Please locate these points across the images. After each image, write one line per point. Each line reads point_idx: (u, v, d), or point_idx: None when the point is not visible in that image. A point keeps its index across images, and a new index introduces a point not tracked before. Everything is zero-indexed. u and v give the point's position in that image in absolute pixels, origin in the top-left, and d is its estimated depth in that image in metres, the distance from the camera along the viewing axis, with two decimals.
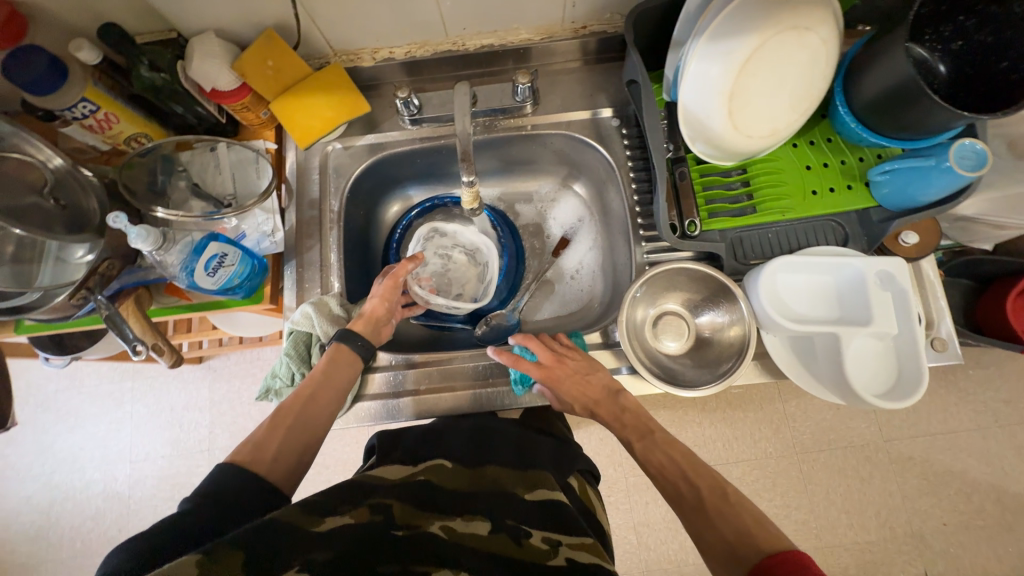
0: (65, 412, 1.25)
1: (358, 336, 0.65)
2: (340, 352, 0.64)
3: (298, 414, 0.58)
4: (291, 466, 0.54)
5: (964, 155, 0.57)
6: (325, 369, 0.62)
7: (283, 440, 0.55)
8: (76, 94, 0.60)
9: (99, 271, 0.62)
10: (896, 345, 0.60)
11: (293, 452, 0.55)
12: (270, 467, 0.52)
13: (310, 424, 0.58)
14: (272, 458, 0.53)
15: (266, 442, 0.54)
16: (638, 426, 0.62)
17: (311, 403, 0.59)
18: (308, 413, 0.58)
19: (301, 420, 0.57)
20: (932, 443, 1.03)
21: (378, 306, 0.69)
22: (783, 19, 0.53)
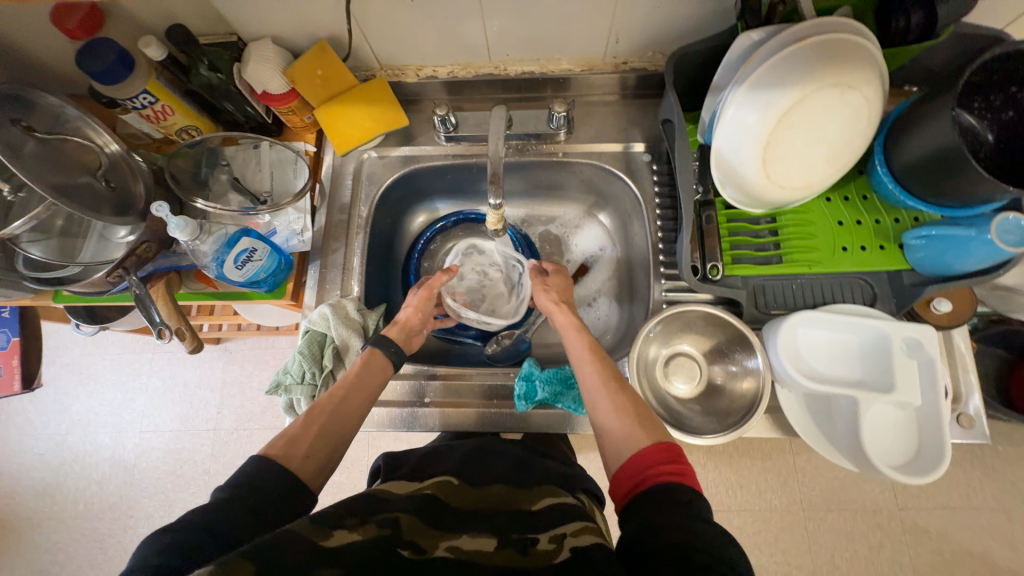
0: (86, 376, 1.30)
1: (392, 343, 0.66)
2: (373, 356, 0.64)
3: (333, 413, 0.56)
4: (321, 467, 0.53)
5: (1008, 230, 0.54)
6: (358, 372, 0.61)
7: (314, 440, 0.53)
8: (138, 86, 0.63)
9: (137, 253, 0.64)
10: (919, 416, 0.58)
11: (325, 450, 0.54)
12: (302, 465, 0.51)
13: (342, 424, 0.56)
14: (303, 455, 0.52)
15: (301, 436, 0.53)
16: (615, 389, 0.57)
17: (340, 410, 0.57)
18: (341, 410, 0.57)
19: (336, 418, 0.56)
20: (952, 519, 0.97)
21: (412, 315, 0.71)
22: (827, 75, 0.53)
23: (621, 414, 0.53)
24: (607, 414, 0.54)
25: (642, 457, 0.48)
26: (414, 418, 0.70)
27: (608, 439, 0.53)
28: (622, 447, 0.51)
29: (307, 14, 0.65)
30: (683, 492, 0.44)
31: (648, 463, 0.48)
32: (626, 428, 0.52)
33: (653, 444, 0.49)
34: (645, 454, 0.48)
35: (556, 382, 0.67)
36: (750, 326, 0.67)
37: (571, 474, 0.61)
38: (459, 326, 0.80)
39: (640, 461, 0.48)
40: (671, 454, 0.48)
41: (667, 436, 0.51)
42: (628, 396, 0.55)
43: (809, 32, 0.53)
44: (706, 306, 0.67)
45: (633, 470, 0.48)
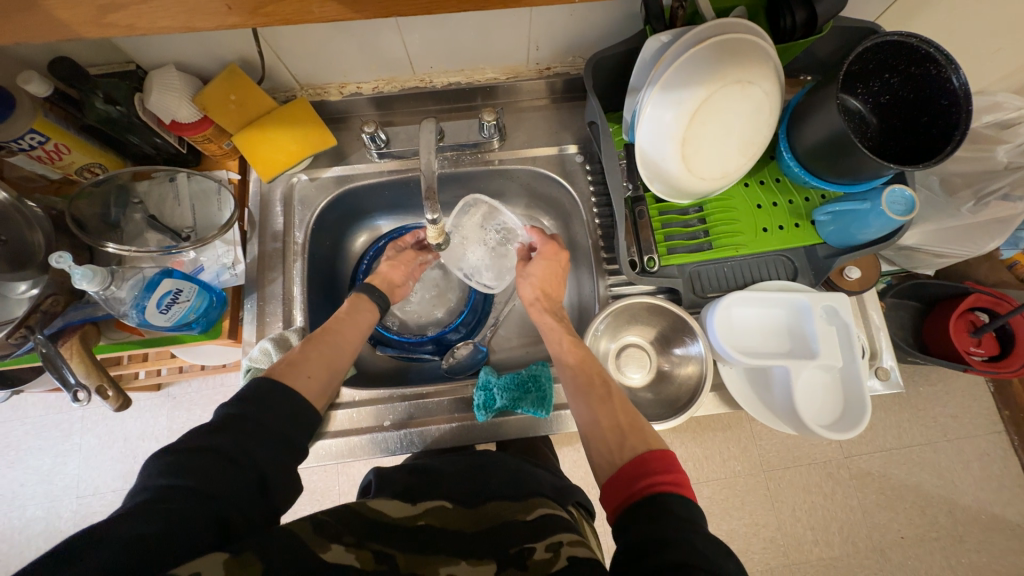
0: (5, 446, 1.17)
1: (375, 290, 0.71)
2: (360, 300, 0.69)
3: (328, 343, 0.61)
4: (324, 382, 0.57)
5: (895, 201, 0.61)
6: (347, 310, 0.67)
7: (313, 362, 0.57)
8: (23, 126, 0.57)
9: (42, 308, 0.59)
10: (842, 376, 0.63)
11: (322, 369, 0.58)
12: (305, 383, 0.55)
13: (340, 346, 0.62)
14: (305, 375, 0.55)
15: (299, 359, 0.57)
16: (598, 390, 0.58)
17: (336, 338, 0.62)
18: (333, 340, 0.61)
19: (331, 345, 0.61)
20: (889, 458, 1.07)
21: (393, 270, 0.76)
22: (728, 73, 0.57)
23: (611, 424, 0.54)
24: (596, 418, 0.55)
25: (640, 463, 0.48)
26: (376, 442, 0.68)
27: (596, 439, 0.54)
28: (615, 456, 0.51)
29: (212, 38, 0.62)
30: (679, 502, 0.44)
31: (643, 473, 0.47)
32: (615, 439, 0.52)
33: (646, 453, 0.49)
34: (639, 464, 0.48)
35: (513, 388, 0.68)
36: (690, 311, 0.71)
37: (563, 485, 0.62)
38: (414, 343, 0.80)
39: (632, 471, 0.48)
40: (665, 463, 0.47)
41: (659, 443, 0.51)
42: (615, 404, 0.56)
43: (711, 32, 0.56)
44: (649, 296, 0.70)
45: (628, 480, 0.47)
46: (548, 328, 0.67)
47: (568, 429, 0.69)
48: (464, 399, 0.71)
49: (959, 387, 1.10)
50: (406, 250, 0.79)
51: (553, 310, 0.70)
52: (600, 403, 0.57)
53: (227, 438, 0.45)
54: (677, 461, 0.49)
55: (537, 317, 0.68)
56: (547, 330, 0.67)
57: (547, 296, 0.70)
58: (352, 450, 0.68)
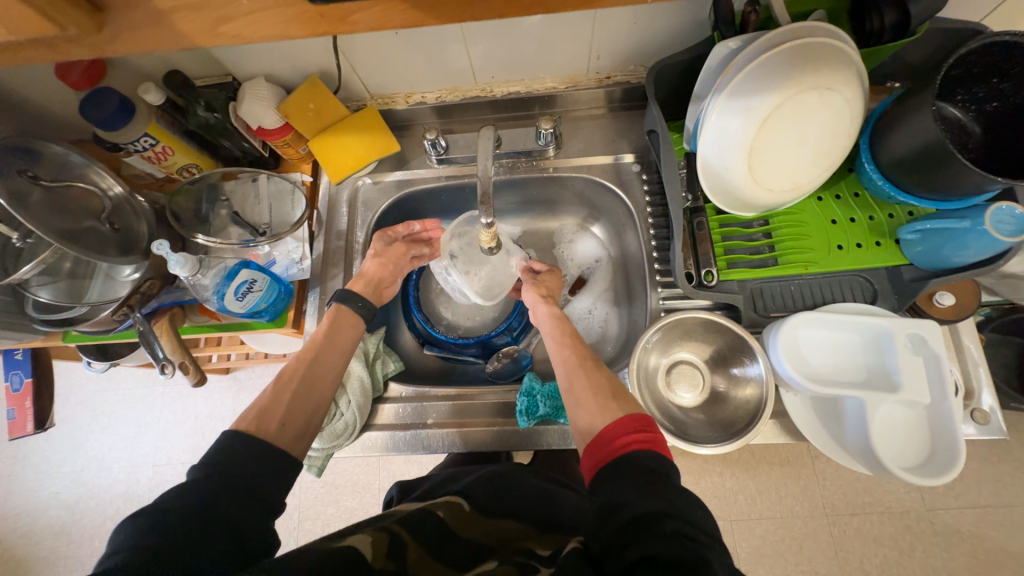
0: (99, 412, 1.32)
1: (360, 298, 0.68)
2: (342, 313, 0.67)
3: (301, 380, 0.59)
4: (301, 429, 0.56)
5: (1003, 220, 0.53)
6: (326, 332, 0.64)
7: (285, 407, 0.56)
8: (139, 130, 0.65)
9: (141, 290, 0.67)
10: (929, 415, 0.56)
11: (299, 417, 0.56)
12: (277, 432, 0.53)
13: (315, 384, 0.60)
14: (277, 425, 0.54)
15: (268, 411, 0.55)
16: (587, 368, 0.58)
17: (312, 373, 0.60)
18: (309, 372, 0.60)
19: (303, 386, 0.59)
20: (983, 517, 0.94)
21: (377, 267, 0.73)
22: (804, 79, 0.53)
23: (596, 393, 0.54)
24: (585, 393, 0.55)
25: (615, 426, 0.49)
26: (417, 440, 0.69)
27: (583, 416, 0.53)
28: (598, 423, 0.51)
29: (298, 52, 0.68)
30: (653, 457, 0.45)
31: (621, 431, 0.48)
32: (601, 407, 0.52)
33: (625, 415, 0.50)
34: (616, 426, 0.49)
35: (557, 397, 0.67)
36: (750, 331, 0.67)
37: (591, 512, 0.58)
38: (460, 345, 0.80)
39: (611, 430, 0.49)
40: (642, 423, 0.48)
41: (639, 408, 0.52)
42: (603, 375, 0.57)
43: (786, 36, 0.54)
44: (704, 312, 0.67)
45: (603, 442, 0.49)
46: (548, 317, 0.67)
47: None
48: (506, 404, 0.71)
49: None
50: (396, 243, 0.76)
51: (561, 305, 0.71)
52: (591, 380, 0.56)
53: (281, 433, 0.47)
54: (655, 423, 0.50)
55: (544, 309, 0.68)
56: (547, 322, 0.67)
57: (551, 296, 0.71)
58: (393, 446, 0.70)
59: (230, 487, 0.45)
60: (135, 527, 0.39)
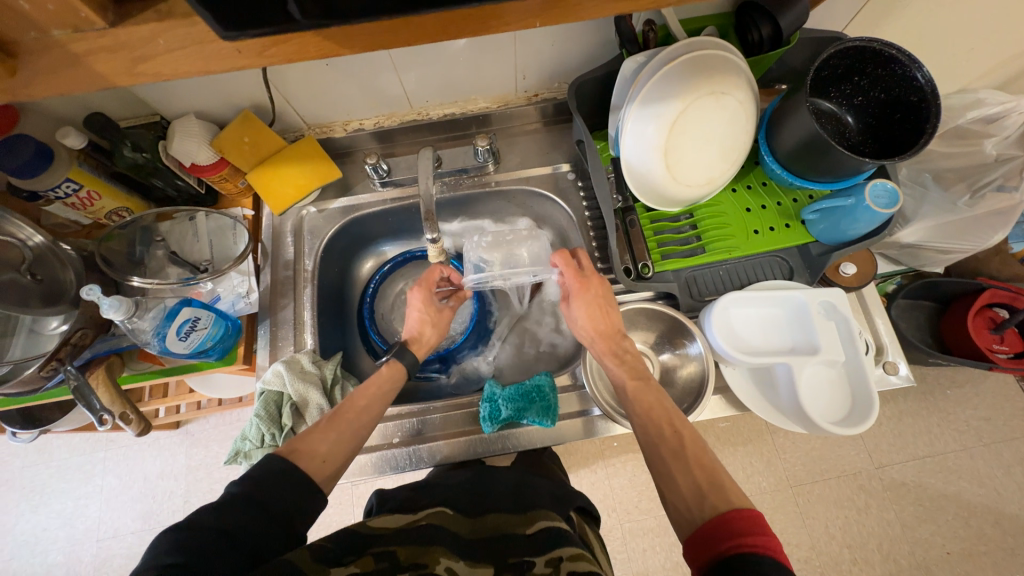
0: (29, 491, 1.20)
1: (409, 354, 0.68)
2: (393, 368, 0.66)
3: (348, 424, 0.58)
4: (337, 470, 0.55)
5: (878, 194, 0.62)
6: (379, 383, 0.63)
7: (331, 445, 0.55)
8: (60, 175, 0.63)
9: (71, 342, 0.63)
10: (847, 372, 0.63)
11: (339, 459, 0.55)
12: (317, 467, 0.53)
13: (357, 430, 0.59)
14: (320, 460, 0.54)
15: (309, 446, 0.54)
16: (671, 440, 0.52)
17: (350, 413, 0.59)
18: (357, 424, 0.59)
19: (353, 429, 0.58)
20: (924, 467, 1.03)
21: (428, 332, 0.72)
22: (701, 86, 0.60)
23: (686, 482, 0.48)
24: (669, 473, 0.50)
25: (722, 523, 0.42)
26: (385, 460, 0.69)
27: (673, 506, 0.48)
28: (693, 515, 0.45)
29: (230, 88, 0.68)
30: (770, 566, 0.37)
31: (726, 532, 0.41)
32: (692, 500, 0.46)
33: (731, 512, 0.43)
34: (722, 523, 0.42)
35: (519, 399, 0.68)
36: (688, 315, 0.72)
37: (564, 492, 0.61)
38: (422, 363, 0.81)
39: (713, 531, 0.42)
40: (753, 524, 0.41)
41: (748, 501, 0.44)
42: (692, 459, 0.50)
43: (682, 50, 0.60)
44: (646, 302, 0.72)
45: (710, 540, 0.42)
46: (617, 367, 0.61)
47: (572, 437, 0.70)
48: (473, 412, 0.72)
49: (988, 388, 1.08)
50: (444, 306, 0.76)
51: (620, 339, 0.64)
52: (676, 457, 0.51)
53: None
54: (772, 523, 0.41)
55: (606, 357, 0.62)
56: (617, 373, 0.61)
57: (606, 333, 0.64)
58: (360, 469, 0.69)
59: (209, 524, 0.43)
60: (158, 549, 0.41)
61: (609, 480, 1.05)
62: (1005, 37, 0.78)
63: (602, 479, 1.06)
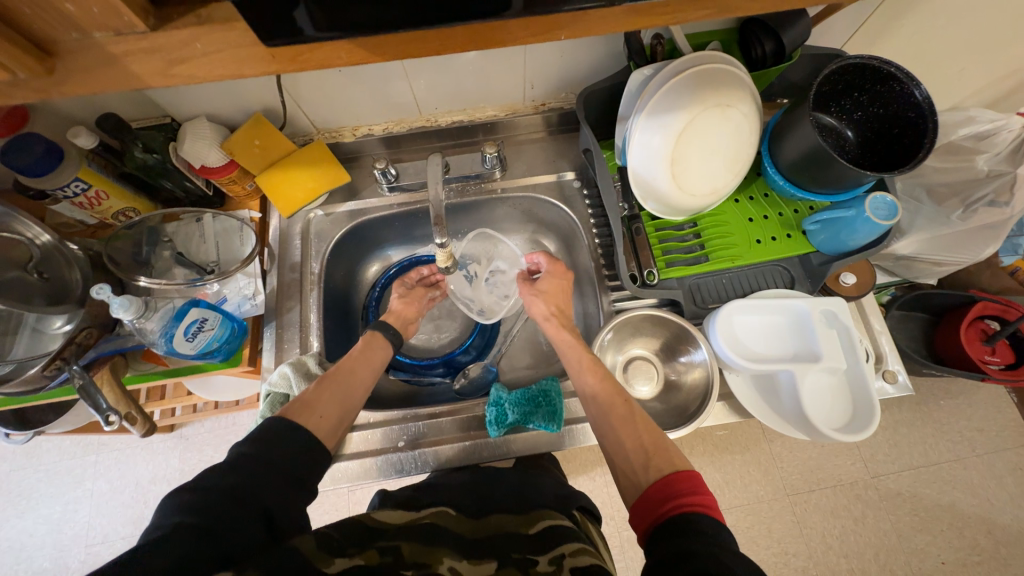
0: (17, 495, 1.17)
1: (390, 327, 0.73)
2: (374, 338, 0.70)
3: (339, 381, 0.60)
4: (335, 424, 0.57)
5: (879, 207, 0.64)
6: (361, 350, 0.67)
7: (327, 400, 0.58)
8: (70, 174, 0.63)
9: (76, 341, 0.62)
10: (848, 379, 0.64)
11: (336, 411, 0.58)
12: (318, 423, 0.55)
13: (347, 398, 0.60)
14: (320, 415, 0.56)
15: (314, 400, 0.57)
16: (619, 409, 0.59)
17: (346, 380, 0.61)
18: (346, 377, 0.62)
19: (347, 383, 0.61)
20: (918, 477, 1.04)
21: (406, 308, 0.79)
22: (708, 98, 0.61)
23: (635, 445, 0.54)
24: (620, 443, 0.56)
25: (667, 487, 0.47)
26: (390, 464, 0.69)
27: (624, 466, 0.54)
28: (641, 477, 0.51)
29: (244, 92, 0.69)
30: (706, 523, 0.43)
31: (669, 494, 0.47)
32: (641, 459, 0.53)
33: (672, 473, 0.49)
34: (666, 484, 0.48)
35: (524, 403, 0.69)
36: (691, 322, 0.73)
37: (566, 492, 0.61)
38: (426, 366, 0.81)
39: (657, 492, 0.48)
40: (690, 483, 0.47)
41: (688, 465, 0.51)
42: (638, 422, 0.57)
43: (688, 64, 0.62)
44: (650, 308, 0.73)
45: (656, 501, 0.47)
46: (566, 344, 0.69)
47: (578, 443, 0.70)
48: (478, 417, 0.72)
49: (980, 399, 1.09)
50: (415, 287, 0.83)
51: (569, 324, 0.72)
52: (623, 423, 0.58)
53: (251, 473, 0.45)
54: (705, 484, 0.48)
55: (554, 332, 0.70)
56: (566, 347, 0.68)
57: (558, 313, 0.72)
58: (364, 473, 0.68)
59: None
60: (176, 504, 0.41)
61: (609, 488, 1.04)
62: (996, 58, 0.81)
63: (601, 487, 1.05)
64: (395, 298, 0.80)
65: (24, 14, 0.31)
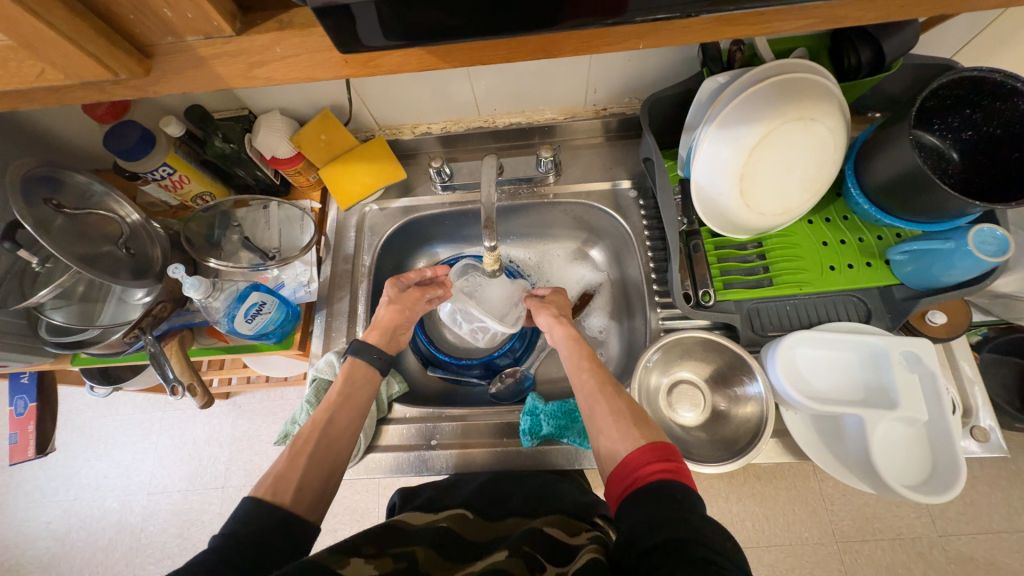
0: (96, 439, 1.31)
1: (374, 349, 0.67)
2: (356, 368, 0.65)
3: (318, 443, 0.56)
4: (317, 494, 0.52)
5: (985, 240, 0.56)
6: (342, 391, 0.62)
7: (304, 470, 0.53)
8: (158, 160, 0.68)
9: (153, 313, 0.68)
10: (928, 431, 0.57)
11: (319, 476, 0.53)
12: (296, 497, 0.50)
13: (330, 453, 0.56)
14: (297, 489, 0.51)
15: (287, 474, 0.52)
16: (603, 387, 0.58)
17: (329, 431, 0.58)
18: (325, 436, 0.57)
19: (322, 447, 0.56)
20: (998, 543, 0.92)
21: (394, 314, 0.72)
22: (789, 110, 0.56)
23: (616, 420, 0.52)
24: (604, 416, 0.54)
25: (639, 455, 0.47)
26: (420, 460, 0.69)
27: (605, 441, 0.52)
28: (619, 448, 0.50)
29: (314, 88, 0.72)
30: (677, 488, 0.42)
31: (644, 462, 0.46)
32: (621, 433, 0.51)
33: (646, 444, 0.48)
34: (644, 453, 0.47)
35: (560, 417, 0.68)
36: (747, 349, 0.68)
37: (587, 499, 0.58)
38: (463, 366, 0.81)
39: (632, 459, 0.47)
40: (663, 452, 0.46)
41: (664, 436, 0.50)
42: (623, 401, 0.55)
43: (769, 72, 0.57)
44: (702, 332, 0.69)
45: (630, 468, 0.46)
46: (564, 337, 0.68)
47: None
48: (510, 423, 0.71)
49: None
50: (409, 289, 0.75)
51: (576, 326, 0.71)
52: (608, 399, 0.55)
53: None
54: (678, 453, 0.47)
55: (558, 331, 0.69)
56: (564, 343, 0.67)
57: (564, 316, 0.72)
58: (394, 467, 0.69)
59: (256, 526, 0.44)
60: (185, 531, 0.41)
61: None
62: None
63: None
64: (384, 305, 0.72)
65: (130, 20, 0.33)
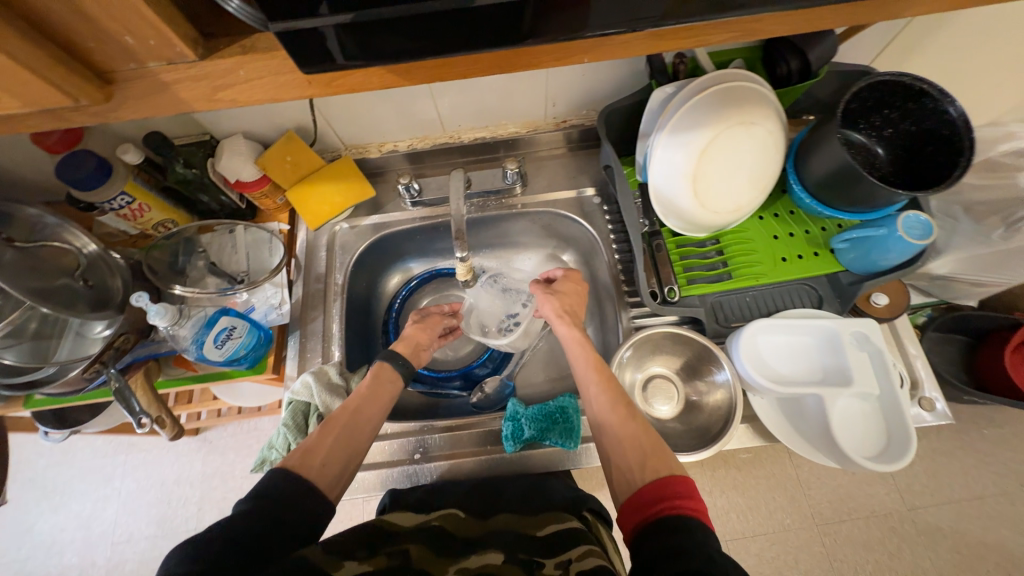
0: (51, 491, 1.22)
1: (399, 357, 0.68)
2: (383, 371, 0.66)
3: (342, 424, 0.57)
4: (337, 475, 0.54)
5: (912, 226, 0.62)
6: (370, 387, 0.63)
7: (330, 449, 0.55)
8: (117, 188, 0.67)
9: (115, 345, 0.65)
10: (882, 405, 0.61)
11: (338, 465, 0.54)
12: (321, 471, 0.52)
13: (354, 439, 0.57)
14: (321, 464, 0.53)
15: (314, 449, 0.54)
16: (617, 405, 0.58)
17: (354, 419, 0.59)
18: (352, 421, 0.58)
19: (347, 432, 0.57)
20: (959, 510, 0.98)
21: (419, 333, 0.76)
22: (732, 115, 0.61)
23: (630, 447, 0.54)
24: (614, 441, 0.55)
25: (659, 487, 0.47)
26: (404, 475, 0.69)
27: (620, 470, 0.53)
28: (635, 477, 0.50)
29: (278, 111, 0.73)
30: (696, 527, 0.43)
31: (662, 495, 0.47)
32: (637, 459, 0.52)
33: (661, 478, 0.48)
34: (663, 485, 0.47)
35: (542, 419, 0.69)
36: (714, 341, 0.72)
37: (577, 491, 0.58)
38: (442, 378, 0.82)
39: (650, 492, 0.48)
40: (685, 488, 0.47)
41: (681, 468, 0.50)
42: (637, 425, 0.56)
43: (711, 82, 0.62)
44: (670, 327, 0.72)
45: (647, 501, 0.47)
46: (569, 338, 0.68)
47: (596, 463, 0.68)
48: (493, 431, 0.71)
49: None
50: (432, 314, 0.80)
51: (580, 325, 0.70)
52: (624, 420, 0.56)
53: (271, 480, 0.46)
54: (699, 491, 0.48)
55: (564, 329, 0.68)
56: (573, 345, 0.67)
57: (569, 313, 0.71)
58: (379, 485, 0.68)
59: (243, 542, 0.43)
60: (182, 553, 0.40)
61: None
62: None
63: None
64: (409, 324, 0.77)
65: (88, 47, 0.33)
